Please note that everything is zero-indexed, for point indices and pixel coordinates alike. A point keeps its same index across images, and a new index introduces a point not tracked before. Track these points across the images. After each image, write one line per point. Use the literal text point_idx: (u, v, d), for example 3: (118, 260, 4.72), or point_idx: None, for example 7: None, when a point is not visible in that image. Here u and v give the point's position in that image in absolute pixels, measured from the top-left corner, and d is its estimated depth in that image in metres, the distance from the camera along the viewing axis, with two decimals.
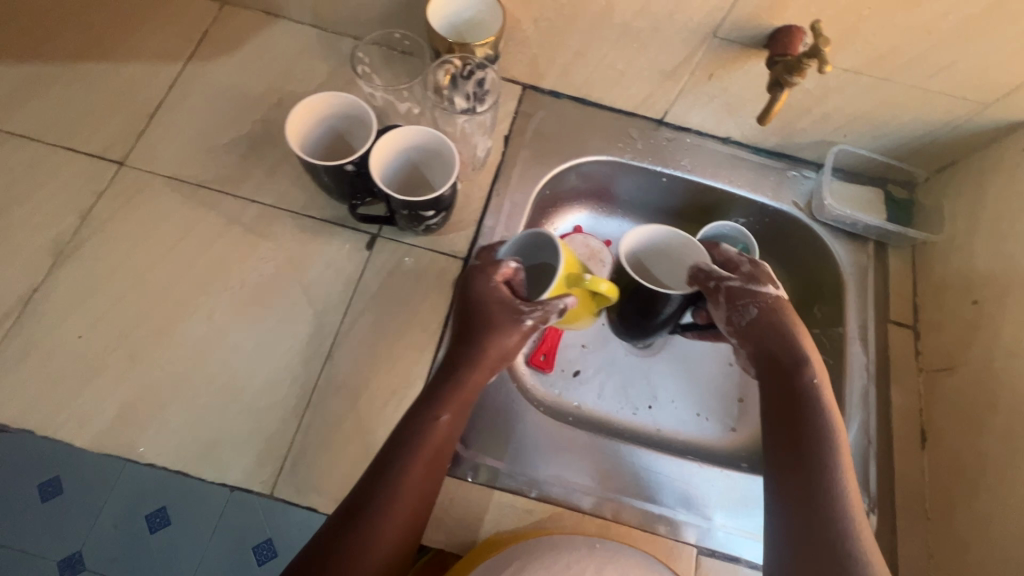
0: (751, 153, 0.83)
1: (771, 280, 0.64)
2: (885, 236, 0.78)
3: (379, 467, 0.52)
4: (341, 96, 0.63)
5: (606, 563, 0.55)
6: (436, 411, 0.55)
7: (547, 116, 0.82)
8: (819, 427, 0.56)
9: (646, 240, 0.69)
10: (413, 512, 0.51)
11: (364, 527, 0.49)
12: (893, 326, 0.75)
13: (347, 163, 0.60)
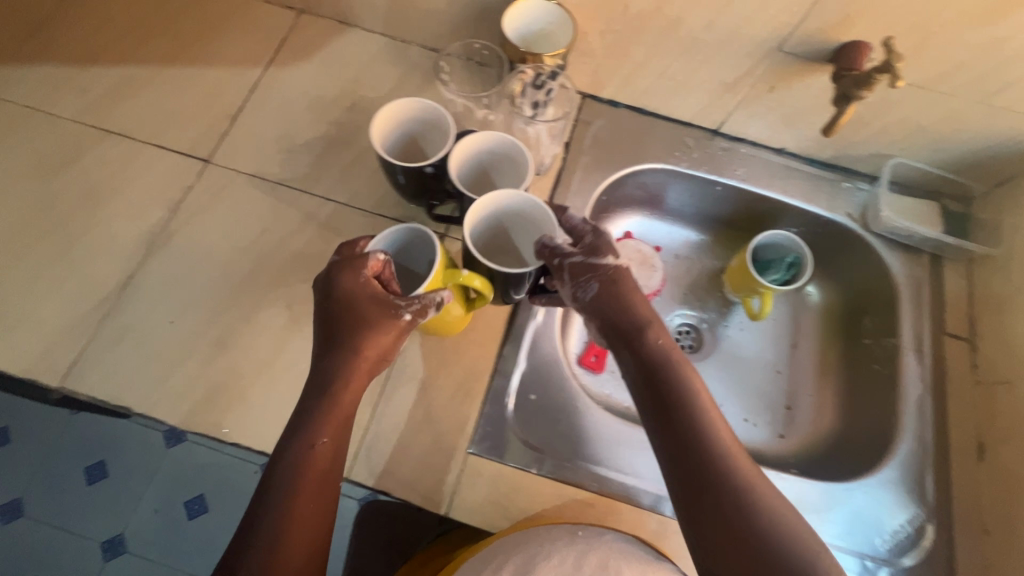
0: (804, 164, 0.85)
1: (613, 250, 0.60)
2: (940, 249, 0.79)
3: (266, 483, 0.50)
4: (421, 101, 0.67)
5: (587, 552, 0.53)
6: (319, 429, 0.52)
7: (605, 125, 0.84)
8: (689, 405, 0.53)
9: (496, 208, 0.61)
10: (312, 520, 0.49)
11: (261, 540, 0.47)
12: (949, 339, 0.75)
13: (427, 166, 0.64)
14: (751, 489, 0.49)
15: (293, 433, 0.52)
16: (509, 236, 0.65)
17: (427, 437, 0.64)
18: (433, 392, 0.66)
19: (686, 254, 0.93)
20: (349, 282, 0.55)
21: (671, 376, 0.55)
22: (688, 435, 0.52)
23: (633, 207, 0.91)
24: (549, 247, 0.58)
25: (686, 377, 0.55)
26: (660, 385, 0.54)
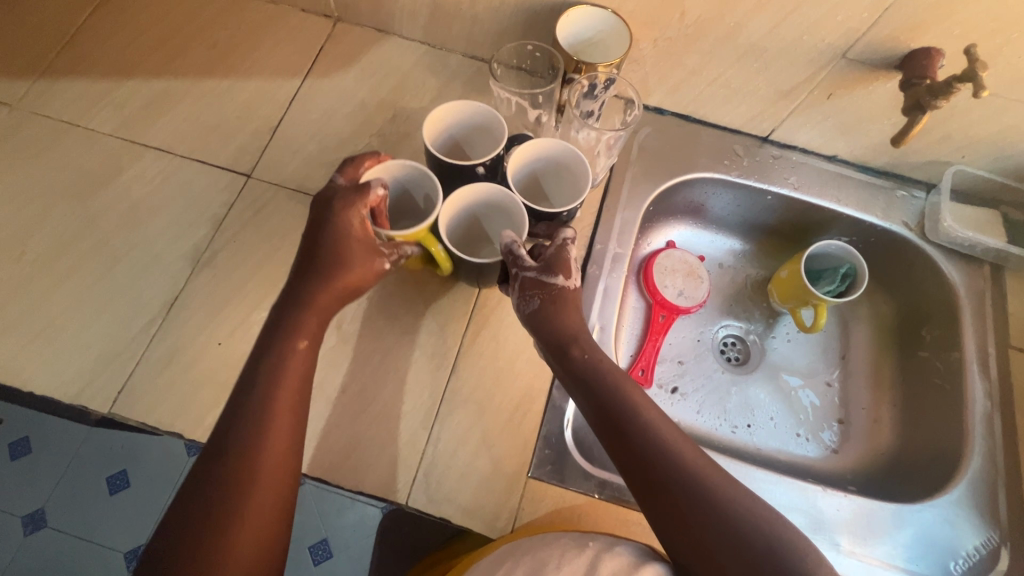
0: (857, 172, 0.83)
1: (569, 270, 0.60)
2: (1003, 259, 0.77)
3: (228, 431, 0.49)
4: (474, 105, 0.64)
5: (600, 560, 0.49)
6: (292, 342, 0.54)
7: (652, 133, 0.82)
8: (624, 409, 0.54)
9: (479, 198, 0.62)
10: (279, 465, 0.49)
11: (211, 511, 0.45)
12: (1014, 352, 0.73)
13: (479, 165, 0.61)
14: (701, 481, 0.49)
15: (259, 362, 0.53)
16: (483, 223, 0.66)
17: (486, 462, 0.62)
18: (490, 414, 0.64)
19: (731, 264, 0.91)
20: (343, 204, 0.57)
21: (605, 385, 0.56)
22: (627, 443, 0.52)
23: (677, 217, 0.90)
24: (513, 254, 0.59)
25: (613, 386, 0.55)
26: (594, 397, 0.55)
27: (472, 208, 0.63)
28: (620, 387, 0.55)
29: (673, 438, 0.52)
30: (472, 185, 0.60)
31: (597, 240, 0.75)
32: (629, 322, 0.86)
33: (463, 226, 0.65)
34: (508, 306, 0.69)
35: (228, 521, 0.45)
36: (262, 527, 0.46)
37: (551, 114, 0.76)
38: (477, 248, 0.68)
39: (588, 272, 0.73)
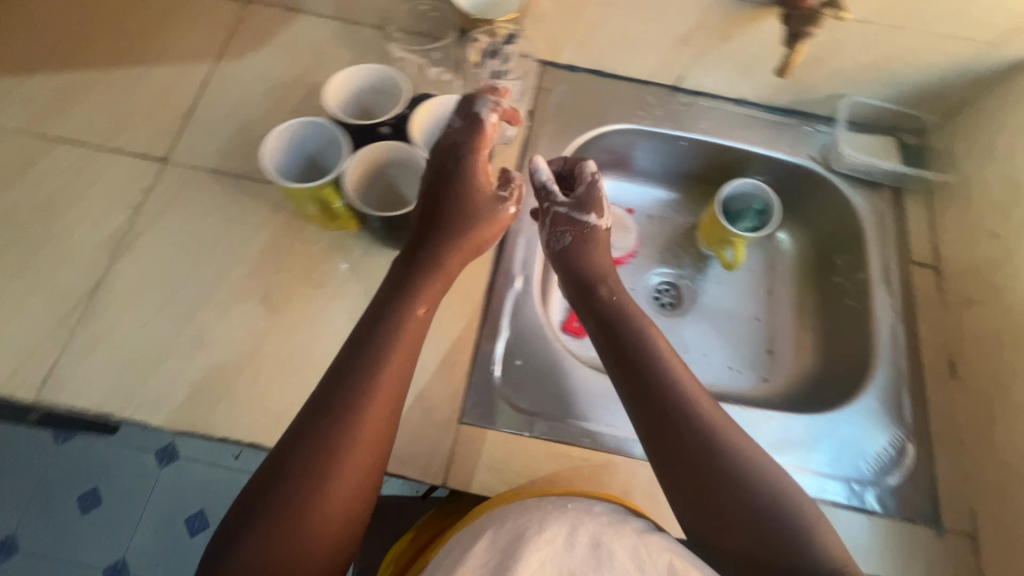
0: (764, 112, 0.86)
1: (598, 211, 0.69)
2: (901, 181, 0.81)
3: (327, 388, 0.50)
4: (375, 69, 0.67)
5: (582, 517, 0.46)
6: (413, 306, 0.56)
7: (566, 90, 0.85)
8: (653, 359, 0.57)
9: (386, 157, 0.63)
10: (381, 432, 0.49)
11: (303, 464, 0.46)
12: (915, 267, 0.77)
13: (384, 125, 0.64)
14: (731, 447, 0.51)
15: (375, 327, 0.54)
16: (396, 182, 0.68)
17: (417, 412, 0.64)
18: (419, 367, 0.66)
19: (659, 213, 0.94)
20: (467, 146, 0.62)
21: (637, 336, 0.60)
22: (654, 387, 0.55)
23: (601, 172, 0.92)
24: (547, 191, 0.69)
25: (639, 328, 0.60)
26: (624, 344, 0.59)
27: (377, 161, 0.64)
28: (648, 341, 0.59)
29: (698, 396, 0.55)
30: (377, 145, 0.62)
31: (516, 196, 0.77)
32: None
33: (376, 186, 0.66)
34: None
35: (317, 475, 0.46)
36: (355, 491, 0.47)
37: (449, 70, 0.79)
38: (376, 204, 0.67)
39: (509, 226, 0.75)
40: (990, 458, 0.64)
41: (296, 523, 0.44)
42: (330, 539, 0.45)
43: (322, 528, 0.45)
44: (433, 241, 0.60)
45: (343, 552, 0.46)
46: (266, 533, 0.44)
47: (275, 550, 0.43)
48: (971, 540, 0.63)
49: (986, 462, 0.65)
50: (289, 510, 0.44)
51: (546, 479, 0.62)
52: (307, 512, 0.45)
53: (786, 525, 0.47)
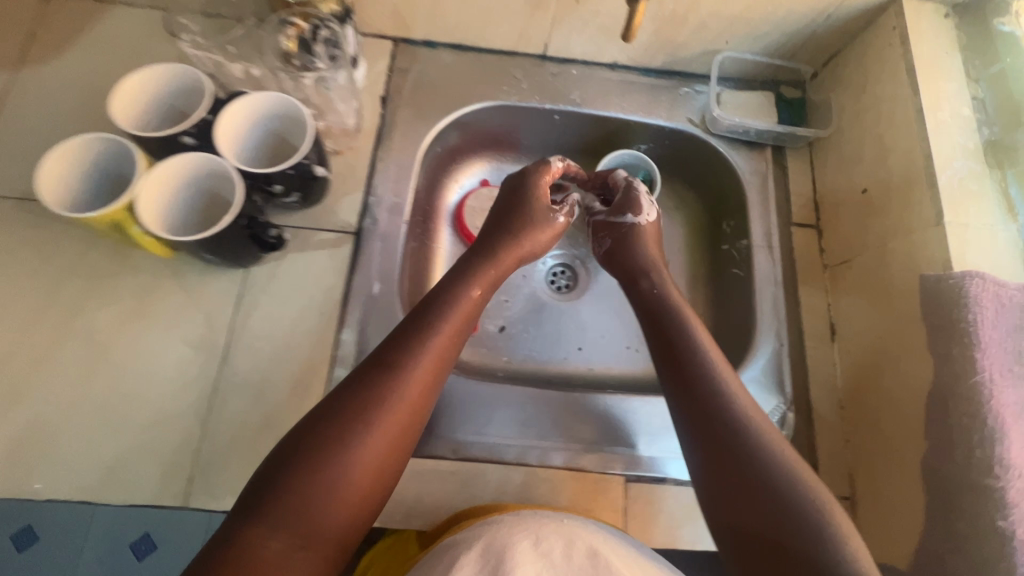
0: (640, 76, 0.81)
1: (637, 209, 0.69)
2: (780, 139, 0.77)
3: (367, 366, 0.50)
4: (173, 67, 0.57)
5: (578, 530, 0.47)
6: (468, 287, 0.59)
7: (424, 69, 0.78)
8: (679, 327, 0.59)
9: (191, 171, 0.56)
10: (404, 422, 0.48)
11: (355, 415, 0.46)
12: (796, 228, 0.75)
13: (182, 133, 0.56)
14: (745, 417, 0.50)
15: (435, 310, 0.55)
16: (213, 201, 0.59)
17: (268, 444, 0.59)
18: (269, 395, 0.61)
19: None
20: (526, 178, 0.69)
21: (658, 308, 0.62)
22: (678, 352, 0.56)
23: (480, 153, 0.86)
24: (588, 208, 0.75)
25: (681, 313, 0.60)
26: (659, 313, 0.61)
27: (179, 175, 0.56)
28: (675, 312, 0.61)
29: (722, 368, 0.55)
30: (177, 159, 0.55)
31: (371, 193, 0.71)
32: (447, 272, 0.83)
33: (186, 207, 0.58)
34: (279, 280, 0.66)
35: (349, 450, 0.45)
36: (374, 476, 0.46)
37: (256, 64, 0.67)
38: (184, 228, 0.59)
39: (363, 226, 0.69)
40: (862, 421, 0.63)
41: (315, 497, 0.43)
42: (340, 519, 0.44)
43: (338, 506, 0.44)
44: (491, 239, 0.66)
45: (349, 535, 0.45)
46: (286, 504, 0.42)
47: (287, 520, 0.42)
48: (847, 502, 0.63)
49: (858, 424, 0.64)
50: (308, 484, 0.43)
51: (410, 498, 0.59)
52: (330, 486, 0.44)
53: (785, 496, 0.45)
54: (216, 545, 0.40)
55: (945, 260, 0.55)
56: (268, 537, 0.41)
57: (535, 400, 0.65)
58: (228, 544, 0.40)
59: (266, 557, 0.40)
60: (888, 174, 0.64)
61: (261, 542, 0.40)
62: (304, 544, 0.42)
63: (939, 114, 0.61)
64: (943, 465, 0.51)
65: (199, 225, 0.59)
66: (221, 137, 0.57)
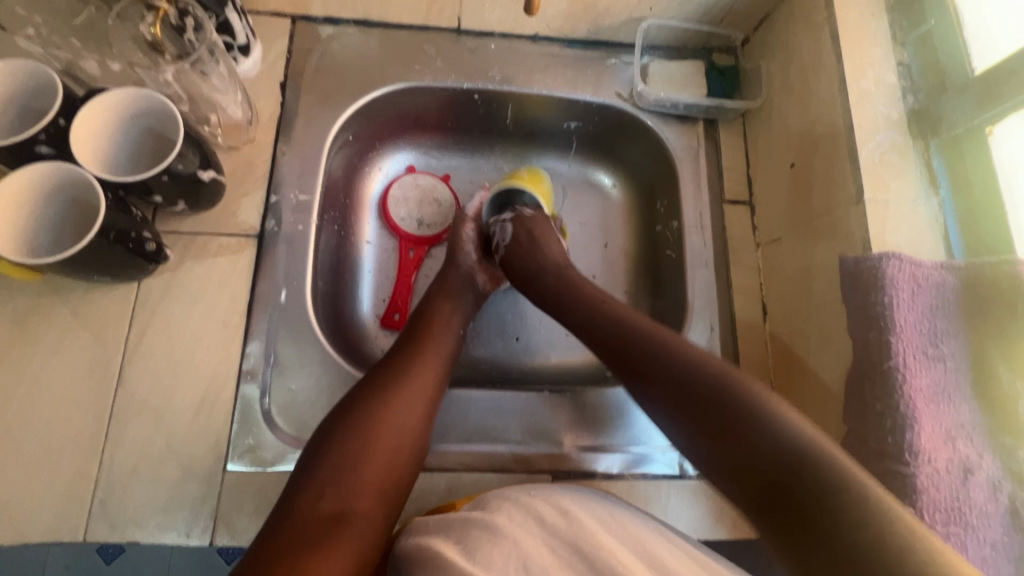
0: (564, 47, 0.76)
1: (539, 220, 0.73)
2: (711, 112, 0.74)
3: (384, 365, 0.60)
4: (23, 63, 0.50)
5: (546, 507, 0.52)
6: (443, 306, 0.67)
7: (327, 48, 0.71)
8: (621, 325, 0.58)
9: (68, 189, 0.52)
10: (402, 419, 0.55)
11: (355, 417, 0.54)
12: (728, 205, 0.72)
13: (37, 143, 0.49)
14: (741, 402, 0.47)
15: (431, 317, 0.65)
16: (72, 222, 0.54)
17: (172, 469, 0.56)
18: (171, 417, 0.58)
19: (481, 175, 0.84)
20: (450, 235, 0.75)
21: (633, 333, 0.56)
22: (684, 383, 0.50)
23: (400, 137, 0.80)
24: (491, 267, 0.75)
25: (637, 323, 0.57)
26: (635, 341, 0.55)
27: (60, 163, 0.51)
28: (654, 332, 0.56)
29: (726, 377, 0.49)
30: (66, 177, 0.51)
31: (273, 191, 0.65)
32: (372, 267, 0.78)
33: (51, 218, 0.52)
34: (176, 291, 0.61)
35: (372, 429, 0.53)
36: (398, 447, 0.54)
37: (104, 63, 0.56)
38: (34, 233, 0.51)
39: (267, 228, 0.64)
40: (790, 402, 0.63)
41: (354, 468, 0.51)
42: (379, 483, 0.52)
43: (375, 471, 0.52)
44: (443, 277, 0.71)
45: (391, 498, 0.52)
46: (330, 475, 0.50)
47: (332, 484, 0.50)
48: None
49: None
50: (344, 459, 0.51)
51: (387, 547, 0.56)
52: (359, 457, 0.52)
53: (755, 401, 0.46)
54: (284, 510, 0.49)
55: (865, 240, 0.53)
56: (317, 501, 0.49)
57: (463, 402, 0.63)
58: (284, 519, 0.48)
59: (320, 516, 0.48)
60: (812, 147, 0.62)
61: (308, 521, 0.48)
62: (350, 501, 0.50)
63: (862, 80, 0.57)
64: (856, 451, 0.52)
65: (45, 254, 0.52)
66: (112, 96, 0.52)
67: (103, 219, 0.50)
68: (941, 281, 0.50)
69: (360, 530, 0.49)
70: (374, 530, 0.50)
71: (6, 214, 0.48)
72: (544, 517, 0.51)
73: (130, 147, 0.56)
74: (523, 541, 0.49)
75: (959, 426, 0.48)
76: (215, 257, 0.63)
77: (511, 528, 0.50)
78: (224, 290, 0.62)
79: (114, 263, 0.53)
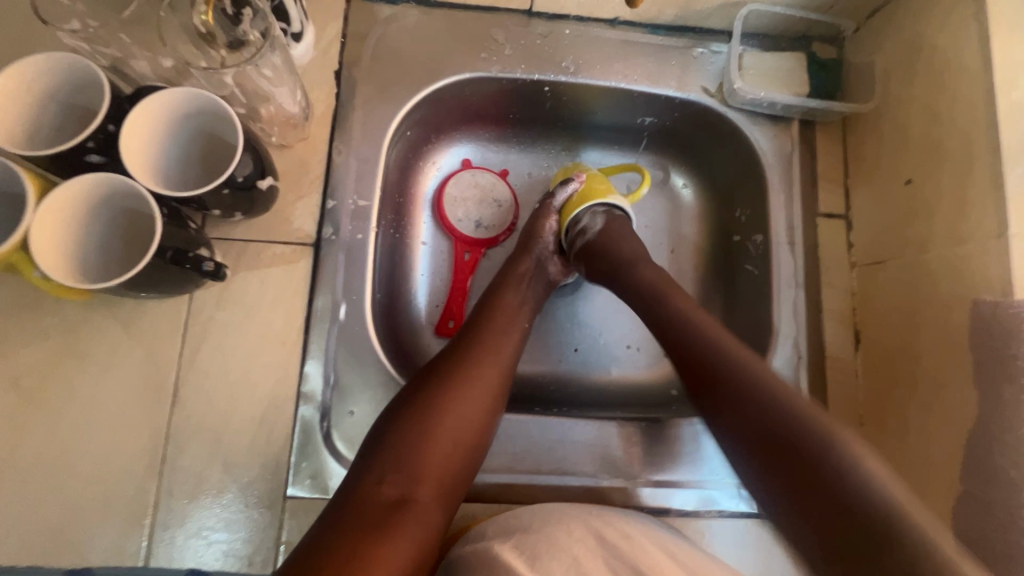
0: (646, 33, 0.68)
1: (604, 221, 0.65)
2: (809, 113, 0.66)
3: (447, 350, 0.56)
4: (64, 58, 0.44)
5: (608, 525, 0.50)
6: (508, 288, 0.62)
7: (385, 32, 0.64)
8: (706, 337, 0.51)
9: (111, 210, 0.48)
10: (469, 407, 0.51)
11: (421, 400, 0.50)
12: (822, 219, 0.66)
13: (87, 151, 0.45)
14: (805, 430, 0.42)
15: (494, 299, 0.61)
16: (106, 247, 0.49)
17: (232, 494, 0.54)
18: (228, 439, 0.55)
19: (542, 172, 0.77)
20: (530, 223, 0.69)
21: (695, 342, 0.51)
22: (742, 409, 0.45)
23: (458, 130, 0.74)
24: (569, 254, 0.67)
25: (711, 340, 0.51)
26: (711, 357, 0.50)
27: (108, 171, 0.46)
28: (725, 344, 0.50)
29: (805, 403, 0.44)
30: (115, 197, 0.47)
31: (329, 195, 0.60)
32: (426, 270, 0.73)
33: (87, 242, 0.47)
34: (230, 304, 0.57)
35: (434, 416, 0.50)
36: (459, 438, 0.50)
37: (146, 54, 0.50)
38: (86, 255, 0.47)
39: (323, 236, 0.59)
40: (885, 444, 0.58)
41: (417, 454, 0.48)
42: (440, 472, 0.48)
43: (436, 460, 0.48)
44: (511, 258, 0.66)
45: (453, 489, 0.49)
46: (391, 460, 0.47)
47: (393, 470, 0.47)
48: None
49: (879, 448, 0.59)
50: (406, 445, 0.48)
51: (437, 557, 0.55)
52: (424, 442, 0.48)
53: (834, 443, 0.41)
54: (344, 496, 0.46)
55: (1005, 282, 0.47)
56: (378, 485, 0.46)
57: (531, 429, 0.60)
58: (347, 500, 0.45)
59: (380, 500, 0.45)
60: (938, 164, 0.54)
61: (366, 506, 0.44)
62: (410, 489, 0.46)
63: (1015, 92, 0.49)
64: (972, 513, 0.47)
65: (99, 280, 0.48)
66: (164, 95, 0.47)
67: (159, 239, 0.45)
68: None
69: (420, 520, 0.45)
70: (436, 520, 0.46)
71: (53, 234, 0.44)
72: (609, 541, 0.48)
73: (177, 149, 0.51)
74: (584, 561, 0.47)
75: None
76: (268, 267, 0.58)
77: (573, 543, 0.48)
78: (280, 304, 0.58)
79: (168, 283, 0.49)
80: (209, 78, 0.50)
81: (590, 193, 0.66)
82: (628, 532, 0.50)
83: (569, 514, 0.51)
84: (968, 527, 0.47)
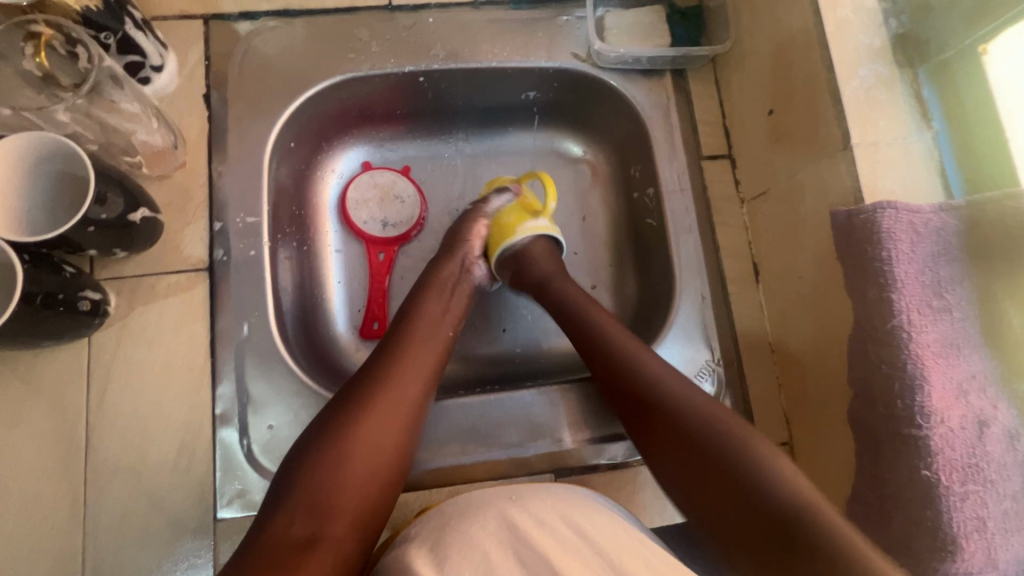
0: (510, 10, 0.69)
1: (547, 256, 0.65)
2: (677, 62, 0.68)
3: (367, 368, 0.53)
4: None
5: (525, 508, 0.45)
6: (428, 299, 0.60)
7: (249, 47, 0.64)
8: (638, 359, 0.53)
9: None
10: (387, 431, 0.49)
11: (337, 426, 0.48)
12: (707, 162, 0.68)
13: None
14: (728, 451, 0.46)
15: (413, 310, 0.58)
16: None
17: (160, 528, 0.54)
18: (149, 474, 0.55)
19: (444, 162, 0.78)
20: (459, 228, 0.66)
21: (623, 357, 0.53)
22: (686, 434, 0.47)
23: (349, 134, 0.74)
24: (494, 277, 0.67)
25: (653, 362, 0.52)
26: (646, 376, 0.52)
27: None
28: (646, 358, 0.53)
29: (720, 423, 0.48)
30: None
31: (217, 217, 0.60)
32: (341, 277, 0.73)
33: None
34: (131, 342, 0.57)
35: (349, 444, 0.47)
36: (376, 463, 0.47)
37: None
38: None
39: (215, 259, 0.59)
40: (793, 365, 0.60)
41: (329, 486, 0.45)
42: (355, 504, 0.45)
43: (351, 490, 0.45)
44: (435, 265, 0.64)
45: (369, 518, 0.46)
46: (302, 496, 0.44)
47: (301, 509, 0.44)
48: (786, 447, 0.61)
49: (788, 371, 0.61)
50: (318, 479, 0.45)
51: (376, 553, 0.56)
52: (338, 472, 0.45)
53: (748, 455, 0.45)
54: (248, 542, 0.42)
55: (856, 191, 0.49)
56: (287, 526, 0.43)
57: (452, 414, 0.60)
58: (249, 547, 0.42)
59: (287, 542, 0.42)
60: (790, 90, 0.57)
61: (270, 550, 0.41)
62: (322, 525, 0.43)
63: (839, 9, 0.52)
64: (863, 413, 0.49)
65: None
66: (7, 144, 0.47)
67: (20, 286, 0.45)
68: (942, 225, 0.46)
69: (330, 557, 0.42)
70: (349, 556, 0.43)
71: None
72: (518, 524, 0.43)
73: (38, 196, 0.51)
74: (493, 553, 0.41)
75: (970, 379, 0.45)
76: (164, 298, 0.58)
77: (485, 537, 0.42)
78: (181, 333, 0.58)
79: (48, 329, 0.49)
80: (45, 117, 0.51)
81: (522, 207, 0.67)
82: (542, 515, 0.44)
83: (482, 508, 0.45)
84: (862, 426, 0.50)
